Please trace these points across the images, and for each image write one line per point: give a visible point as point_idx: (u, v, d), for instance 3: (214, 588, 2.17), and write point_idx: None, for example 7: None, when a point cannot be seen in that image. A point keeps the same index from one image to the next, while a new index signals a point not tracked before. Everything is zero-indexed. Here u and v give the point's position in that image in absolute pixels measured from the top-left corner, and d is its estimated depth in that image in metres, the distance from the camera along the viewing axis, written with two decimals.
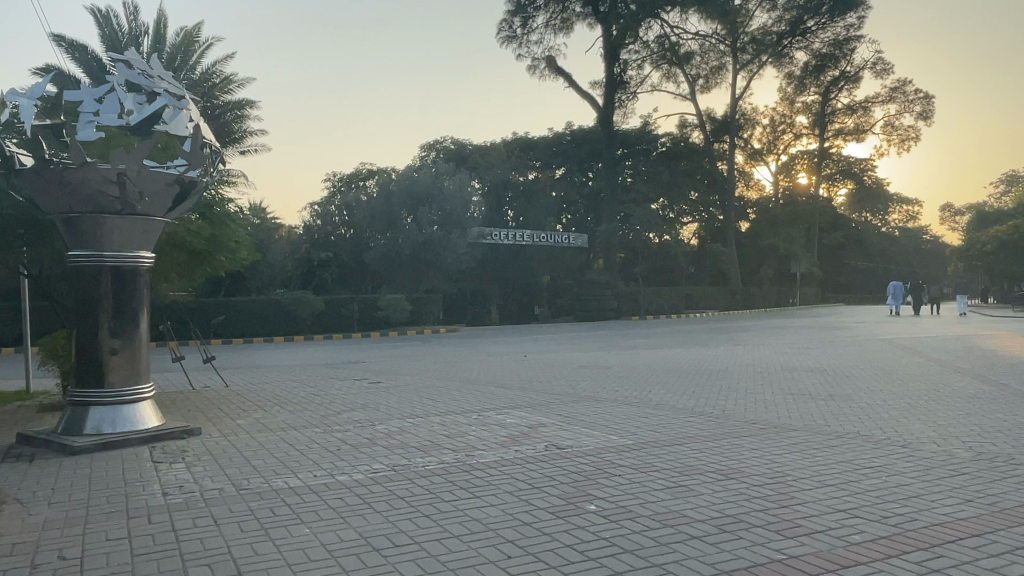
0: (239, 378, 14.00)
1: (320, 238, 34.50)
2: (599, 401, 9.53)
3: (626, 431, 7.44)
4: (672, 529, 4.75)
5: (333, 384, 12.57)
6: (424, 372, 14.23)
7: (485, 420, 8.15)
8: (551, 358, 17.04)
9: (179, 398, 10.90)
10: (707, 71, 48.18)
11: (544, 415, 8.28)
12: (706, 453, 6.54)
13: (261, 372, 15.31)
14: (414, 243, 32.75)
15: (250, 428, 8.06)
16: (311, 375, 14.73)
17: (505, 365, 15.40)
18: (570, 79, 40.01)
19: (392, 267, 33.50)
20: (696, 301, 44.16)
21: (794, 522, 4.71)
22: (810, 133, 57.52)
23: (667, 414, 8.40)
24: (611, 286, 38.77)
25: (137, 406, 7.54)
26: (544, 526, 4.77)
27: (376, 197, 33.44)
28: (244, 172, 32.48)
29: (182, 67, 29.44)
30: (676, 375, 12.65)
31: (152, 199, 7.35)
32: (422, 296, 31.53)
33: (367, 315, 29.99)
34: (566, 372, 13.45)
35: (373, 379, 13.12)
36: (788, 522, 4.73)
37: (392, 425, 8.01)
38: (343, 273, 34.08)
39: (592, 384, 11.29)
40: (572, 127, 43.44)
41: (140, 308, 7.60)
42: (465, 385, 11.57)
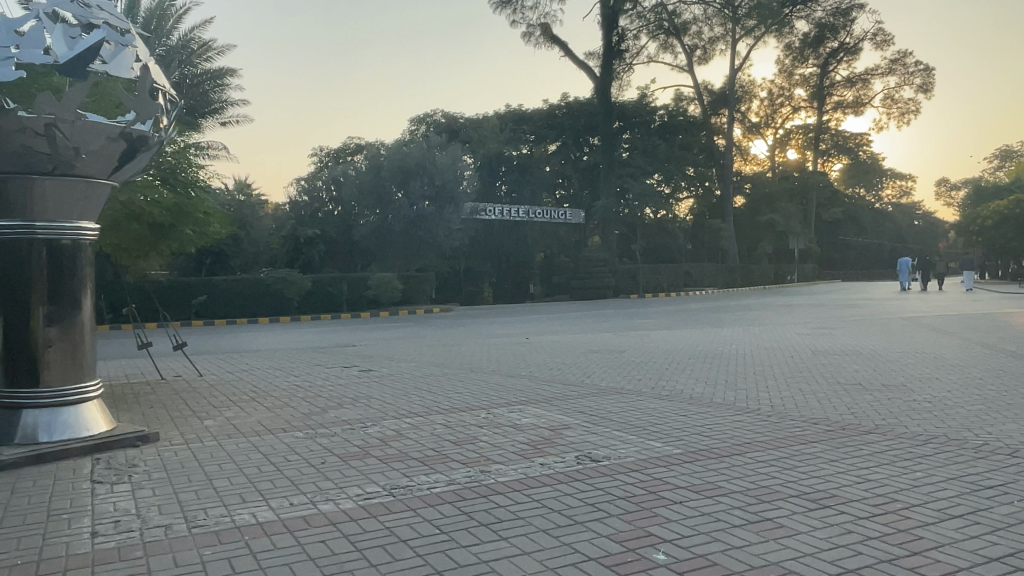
0: (216, 366, 12.70)
1: (306, 214, 32.69)
2: (623, 394, 8.30)
3: (669, 434, 6.22)
4: (774, 564, 3.52)
5: (320, 372, 11.32)
6: (420, 359, 12.97)
7: (497, 421, 6.90)
8: (556, 341, 15.87)
9: (143, 393, 9.61)
10: (706, 41, 46.67)
11: (568, 415, 7.05)
12: (777, 461, 5.33)
13: (243, 359, 14.08)
14: (405, 219, 31.47)
15: (220, 431, 6.80)
16: (296, 361, 13.43)
17: (507, 350, 14.17)
18: (567, 47, 38.45)
19: (382, 245, 32.19)
20: (695, 278, 43.09)
21: (932, 559, 3.49)
22: (809, 106, 56.21)
23: (710, 411, 7.19)
24: (608, 264, 37.64)
25: (81, 408, 6.25)
26: (600, 563, 3.53)
27: (364, 171, 31.98)
28: (225, 145, 31.09)
29: (157, 33, 27.70)
30: (700, 360, 11.44)
31: (91, 157, 6.00)
32: (414, 275, 30.25)
33: (356, 295, 28.71)
34: (577, 358, 12.27)
35: (365, 366, 11.88)
36: (924, 559, 3.51)
37: (388, 427, 6.77)
38: (330, 251, 32.70)
39: (611, 373, 10.10)
40: (567, 98, 42.05)
41: (81, 290, 6.29)
42: (468, 374, 10.33)
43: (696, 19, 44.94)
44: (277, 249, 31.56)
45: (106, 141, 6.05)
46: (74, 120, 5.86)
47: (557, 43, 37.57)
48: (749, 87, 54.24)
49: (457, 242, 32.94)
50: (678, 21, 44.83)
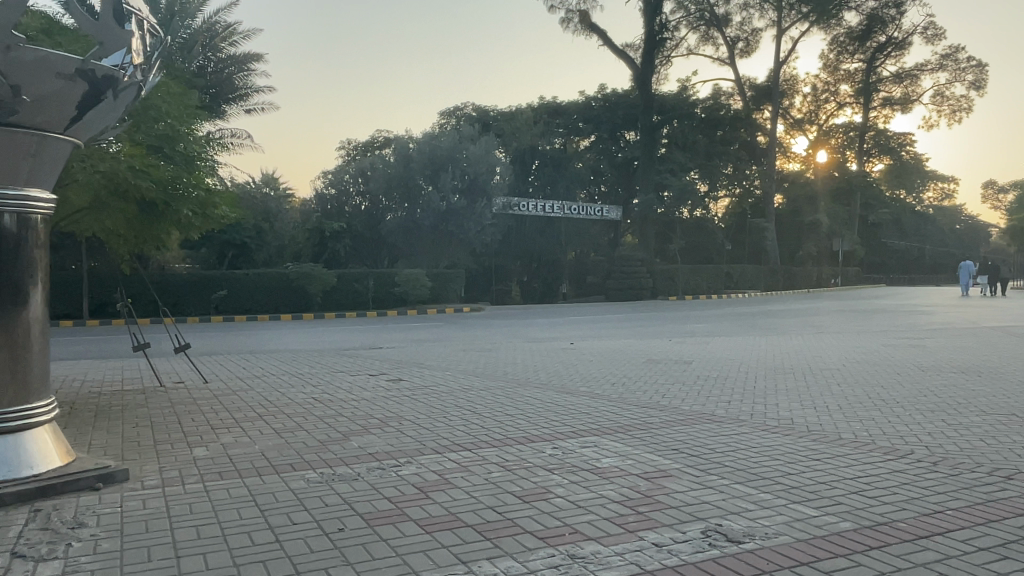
0: (224, 371, 11.20)
1: (332, 208, 30.87)
2: (720, 425, 6.60)
3: (818, 493, 4.52)
4: None
5: (343, 381, 9.76)
6: (456, 366, 11.36)
7: (573, 462, 5.26)
8: (605, 347, 14.23)
9: (132, 404, 8.08)
10: (748, 33, 44.53)
11: (664, 455, 5.40)
12: (1006, 549, 3.63)
13: (258, 362, 12.63)
14: (435, 213, 29.97)
15: (211, 468, 5.22)
16: (316, 366, 11.89)
17: (553, 357, 12.53)
18: (606, 36, 36.67)
19: (410, 240, 30.75)
20: (736, 280, 41.07)
21: None
22: (855, 103, 53.37)
23: (849, 454, 5.50)
24: (646, 264, 35.83)
25: (25, 436, 4.70)
26: None
27: (393, 163, 30.54)
28: (250, 134, 29.81)
29: (181, 14, 26.46)
30: (788, 376, 9.71)
31: (42, 103, 4.51)
32: (443, 271, 28.73)
33: (382, 292, 27.29)
34: (638, 369, 10.65)
35: (393, 375, 10.28)
36: None
37: (430, 467, 5.14)
38: (356, 246, 31.23)
39: (689, 392, 8.44)
40: (604, 90, 40.34)
41: (30, 277, 4.76)
42: (517, 389, 8.70)
43: (739, 8, 42.81)
44: (302, 242, 30.30)
45: (59, 80, 4.53)
46: (10, 49, 4.27)
47: (596, 31, 35.80)
48: (792, 82, 52.03)
49: (489, 238, 31.37)
50: (721, 11, 42.78)
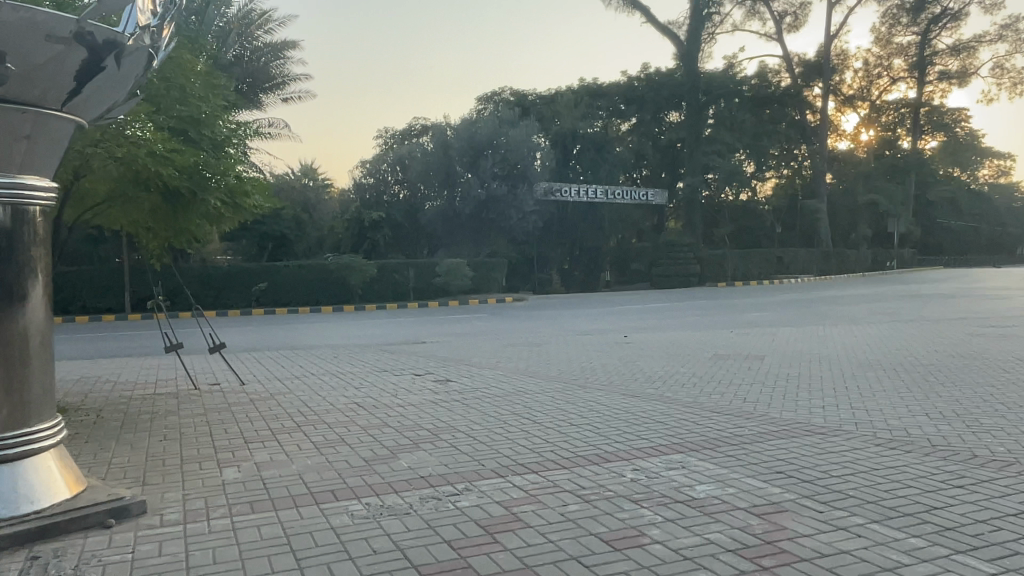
0: (262, 370, 10.57)
1: (371, 197, 30.54)
2: (821, 439, 5.70)
3: (980, 537, 3.65)
4: None
5: (388, 382, 9.02)
6: (507, 363, 10.56)
7: (662, 490, 4.43)
8: (663, 339, 13.30)
9: (162, 411, 7.46)
10: (796, 7, 42.72)
11: (771, 483, 4.55)
12: None
13: (297, 359, 12.02)
14: (475, 201, 29.22)
15: (240, 498, 4.50)
16: (358, 363, 11.19)
17: (609, 352, 11.64)
18: (648, 14, 35.41)
19: (450, 228, 30.04)
20: (787, 265, 39.51)
21: None
22: (909, 77, 51.07)
23: (995, 479, 4.60)
24: (693, 249, 34.59)
25: (28, 464, 4.06)
26: None
27: (432, 150, 29.79)
28: (287, 124, 29.41)
29: (216, 3, 26.17)
30: (878, 374, 8.71)
31: (34, 74, 3.80)
32: (485, 260, 28.00)
33: (423, 282, 26.68)
34: (705, 366, 9.74)
35: (440, 374, 9.53)
36: None
37: (493, 496, 4.38)
38: (395, 235, 30.64)
39: (772, 394, 7.53)
40: (646, 70, 39.08)
41: (27, 275, 4.09)
42: (579, 391, 7.90)
43: None
44: (342, 233, 29.86)
45: (52, 45, 3.82)
46: None
47: (638, 9, 34.55)
48: (842, 57, 49.94)
49: (531, 225, 30.51)
50: None
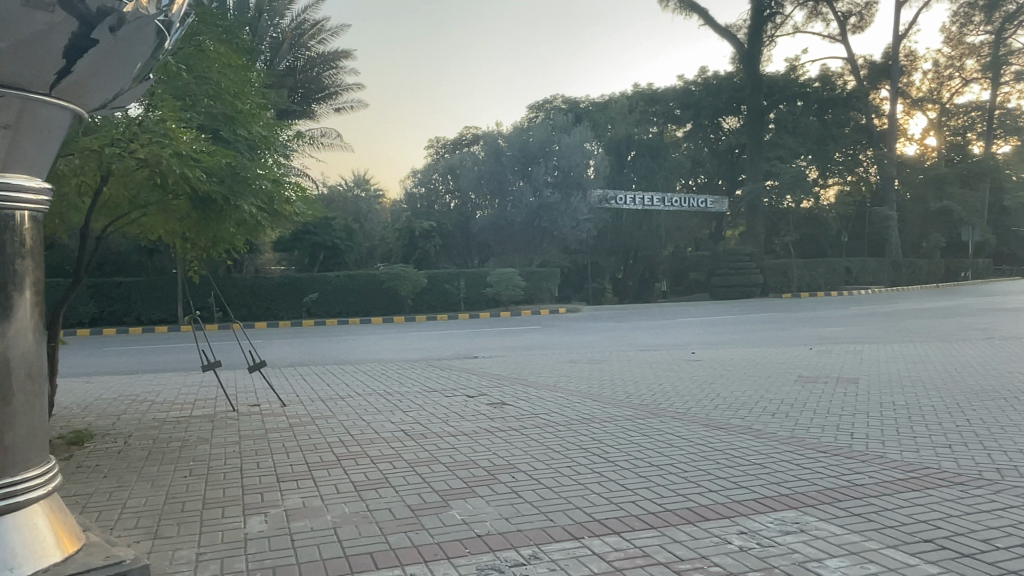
0: (305, 390, 9.90)
1: (423, 207, 30.73)
2: (961, 493, 4.72)
3: None
4: None
5: (439, 404, 8.25)
6: (568, 384, 9.67)
7: (785, 566, 3.51)
8: (735, 357, 12.20)
9: (195, 438, 6.81)
10: (862, 7, 40.88)
11: (919, 559, 3.63)
12: None
13: (343, 376, 11.34)
14: (528, 209, 28.28)
15: (264, 562, 3.74)
16: (406, 381, 10.46)
17: (679, 371, 10.66)
18: (707, 16, 34.20)
19: (502, 238, 29.29)
20: (855, 275, 37.65)
21: None
22: (983, 78, 48.54)
23: None
24: (756, 259, 33.15)
25: (17, 518, 3.37)
26: None
27: (482, 158, 29.11)
28: (339, 134, 29.16)
29: (271, 11, 26.01)
30: (1000, 404, 7.57)
31: (19, 51, 3.14)
32: (538, 270, 27.19)
33: (475, 292, 26.02)
34: (791, 391, 8.67)
35: (495, 396, 8.70)
36: None
37: (568, 568, 3.54)
38: (446, 245, 30.07)
39: (881, 430, 6.52)
40: (705, 73, 37.80)
41: (12, 291, 3.40)
42: (653, 421, 6.99)
43: None
44: (393, 242, 29.47)
45: (36, 13, 3.11)
46: None
47: (697, 10, 33.38)
48: (911, 58, 47.67)
49: (585, 234, 29.58)
50: None
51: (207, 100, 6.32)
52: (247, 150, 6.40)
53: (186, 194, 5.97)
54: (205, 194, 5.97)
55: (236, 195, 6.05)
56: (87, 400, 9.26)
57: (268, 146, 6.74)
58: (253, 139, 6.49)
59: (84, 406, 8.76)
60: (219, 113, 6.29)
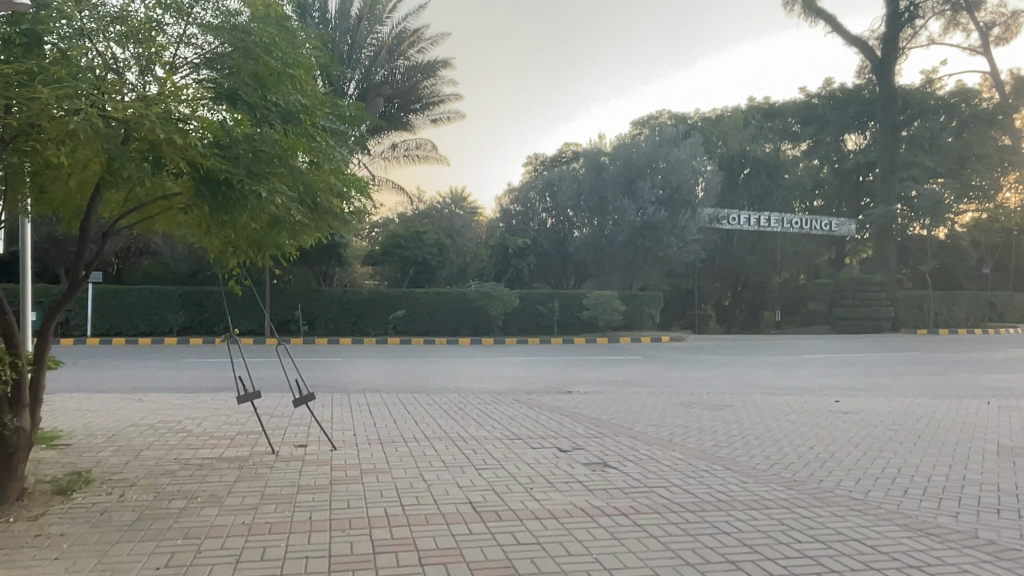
0: (366, 426, 8.29)
1: (518, 223, 29.09)
2: None
3: None
4: None
5: (524, 460, 6.44)
6: (689, 440, 7.64)
7: None
8: (892, 410, 9.80)
9: (205, 495, 5.27)
10: (1010, 15, 36.50)
11: None
12: None
13: (415, 409, 9.68)
14: (631, 228, 25.98)
15: None
16: (487, 421, 8.69)
17: (830, 429, 8.39)
18: (834, 22, 31.14)
19: (600, 258, 27.35)
20: (1000, 311, 33.34)
21: None
22: None
23: None
24: (886, 289, 29.67)
25: None
26: None
27: (583, 172, 27.24)
28: (433, 146, 28.13)
29: (370, 20, 25.20)
30: None
31: None
32: (639, 293, 25.00)
33: (570, 315, 24.12)
34: (1003, 473, 6.33)
35: (597, 453, 6.80)
36: None
37: None
38: (541, 264, 28.41)
39: None
40: (828, 85, 34.63)
41: None
42: (827, 517, 4.93)
43: None
44: (486, 260, 28.10)
45: None
46: None
47: (824, 17, 30.41)
48: None
49: (692, 257, 27.14)
50: None
51: (237, 56, 4.93)
52: (281, 123, 4.90)
53: (187, 176, 4.45)
54: (211, 173, 4.45)
55: (255, 176, 4.46)
56: (122, 426, 8.04)
57: (313, 120, 5.23)
58: (288, 107, 4.99)
59: (111, 435, 7.50)
60: (246, 72, 4.83)
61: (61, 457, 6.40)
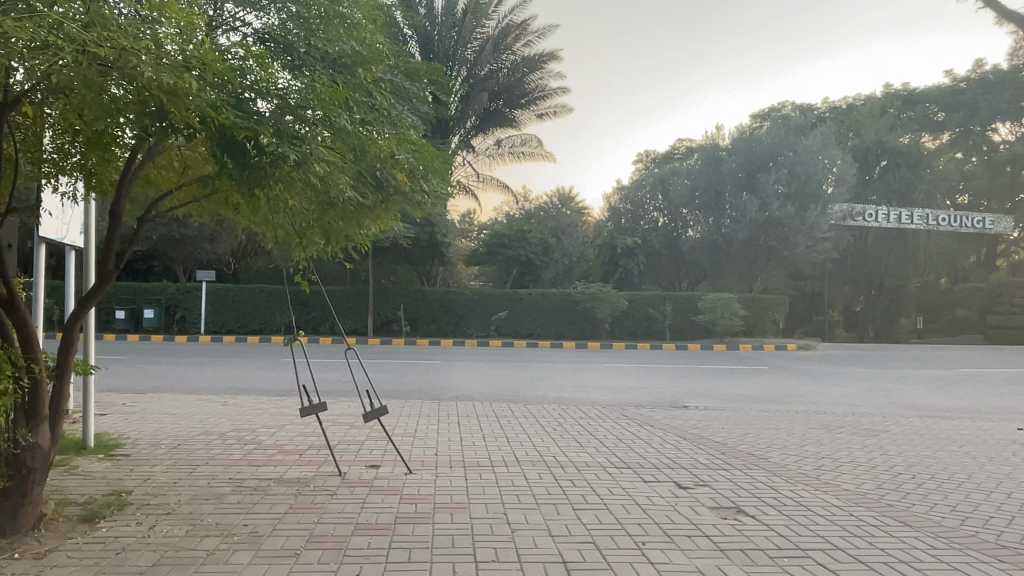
0: (452, 443, 7.27)
1: (627, 222, 27.62)
2: None
3: None
4: None
5: (636, 499, 5.20)
6: (843, 478, 6.14)
7: None
8: None
9: (247, 533, 4.36)
10: None
11: None
12: None
13: (509, 423, 8.59)
14: (752, 225, 23.91)
15: None
16: (591, 441, 7.48)
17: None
18: None
19: (717, 258, 25.43)
20: None
21: None
22: None
23: None
24: None
25: None
26: None
27: (699, 166, 25.40)
28: (540, 141, 27.10)
29: (474, 13, 24.46)
30: None
31: None
32: (761, 296, 22.97)
33: (683, 319, 22.43)
34: None
35: (727, 493, 5.45)
36: None
37: None
38: (651, 264, 26.75)
39: None
40: (980, 67, 30.92)
41: None
42: None
43: None
44: (593, 260, 26.75)
45: None
46: None
47: None
48: None
49: (821, 257, 24.74)
50: None
51: None
52: (328, 74, 4.06)
53: (208, 139, 3.63)
54: (234, 135, 3.59)
55: (287, 137, 3.62)
56: (191, 434, 7.39)
57: (373, 77, 4.38)
58: (339, 56, 4.14)
59: (176, 445, 6.83)
60: None
61: (111, 471, 5.73)
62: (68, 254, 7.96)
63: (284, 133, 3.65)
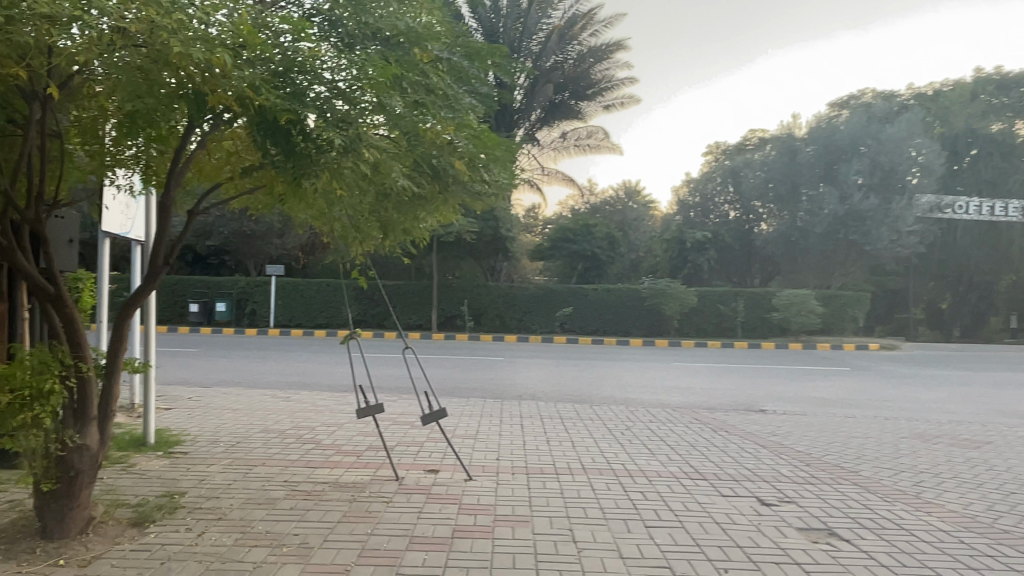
0: (514, 447, 6.91)
1: (696, 216, 26.76)
2: None
3: None
4: None
5: (715, 516, 4.74)
6: (948, 496, 5.52)
7: None
8: None
9: (297, 545, 4.12)
10: None
11: None
12: None
13: (574, 426, 8.20)
14: (831, 218, 22.75)
15: None
16: (663, 447, 7.03)
17: None
18: None
19: (792, 252, 24.34)
20: None
21: None
22: None
23: None
24: None
25: None
26: None
27: (774, 157, 24.33)
28: (606, 133, 26.48)
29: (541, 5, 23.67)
30: None
31: None
32: (841, 293, 21.85)
33: (757, 317, 21.52)
34: None
35: (818, 512, 4.93)
36: None
37: None
38: (722, 259, 25.84)
39: None
40: None
41: None
42: None
43: None
44: (660, 255, 26.01)
45: None
46: None
47: None
48: None
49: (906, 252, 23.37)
50: None
51: None
52: (380, 51, 3.82)
53: (253, 123, 3.49)
54: (279, 118, 3.44)
55: (333, 120, 3.44)
56: (251, 432, 7.26)
57: (430, 57, 4.09)
58: (391, 33, 3.90)
59: (235, 443, 6.71)
60: None
61: (167, 470, 5.61)
62: (133, 249, 7.97)
63: (329, 115, 3.47)
